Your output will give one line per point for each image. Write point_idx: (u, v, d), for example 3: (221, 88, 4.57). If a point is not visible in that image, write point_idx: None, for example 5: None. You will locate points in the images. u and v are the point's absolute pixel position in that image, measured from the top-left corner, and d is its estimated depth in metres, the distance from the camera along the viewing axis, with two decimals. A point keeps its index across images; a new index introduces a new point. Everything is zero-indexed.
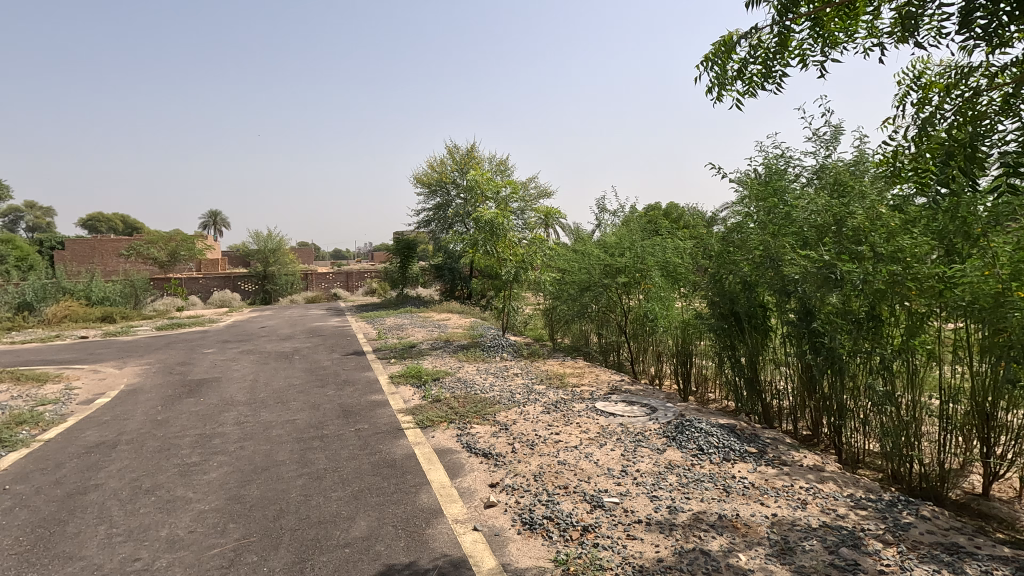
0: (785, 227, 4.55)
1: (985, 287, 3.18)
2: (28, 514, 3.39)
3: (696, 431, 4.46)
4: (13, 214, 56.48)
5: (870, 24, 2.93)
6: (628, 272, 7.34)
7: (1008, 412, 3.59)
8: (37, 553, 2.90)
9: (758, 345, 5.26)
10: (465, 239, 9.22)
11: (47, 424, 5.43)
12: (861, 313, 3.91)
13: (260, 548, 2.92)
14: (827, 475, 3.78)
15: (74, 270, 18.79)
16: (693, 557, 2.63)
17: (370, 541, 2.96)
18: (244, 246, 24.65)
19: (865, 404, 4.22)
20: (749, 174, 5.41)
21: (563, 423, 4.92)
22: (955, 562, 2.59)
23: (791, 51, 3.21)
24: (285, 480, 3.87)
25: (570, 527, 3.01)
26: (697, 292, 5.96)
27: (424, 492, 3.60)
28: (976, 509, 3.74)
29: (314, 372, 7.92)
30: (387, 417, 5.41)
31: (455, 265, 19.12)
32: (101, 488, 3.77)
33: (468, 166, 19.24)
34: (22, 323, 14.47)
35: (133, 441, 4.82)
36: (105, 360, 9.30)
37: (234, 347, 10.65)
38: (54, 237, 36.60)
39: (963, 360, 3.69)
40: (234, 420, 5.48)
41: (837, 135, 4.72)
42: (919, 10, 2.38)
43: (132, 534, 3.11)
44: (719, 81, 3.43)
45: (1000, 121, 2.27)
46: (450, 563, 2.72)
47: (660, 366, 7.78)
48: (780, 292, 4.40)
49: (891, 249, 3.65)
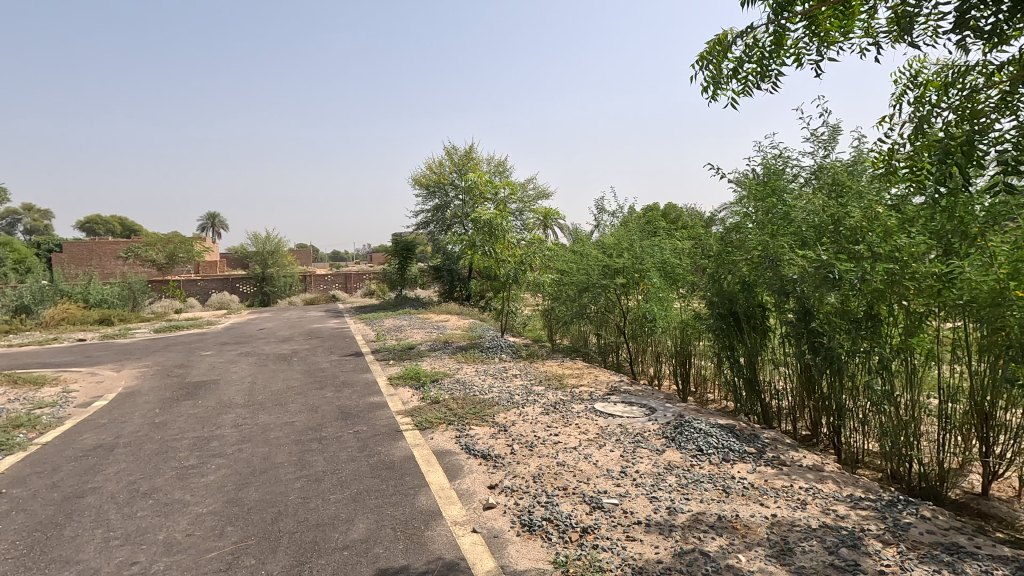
0: (784, 226, 4.52)
1: (985, 286, 3.16)
2: (25, 518, 3.37)
3: (695, 431, 4.46)
4: (10, 218, 56.63)
5: (866, 24, 2.91)
6: (626, 274, 7.37)
7: (1006, 411, 3.59)
8: (33, 558, 2.88)
9: (758, 346, 5.24)
10: (464, 241, 9.18)
11: (45, 427, 5.39)
12: (859, 312, 3.90)
13: (258, 551, 2.91)
14: (826, 475, 3.78)
15: (71, 274, 18.67)
16: (693, 558, 2.63)
17: (369, 543, 2.95)
18: (244, 249, 24.74)
19: (864, 405, 4.21)
20: (748, 175, 5.41)
21: (563, 424, 4.92)
22: (956, 562, 2.58)
23: (786, 50, 3.18)
24: (282, 483, 3.85)
25: (570, 528, 3.00)
26: (696, 292, 5.95)
27: (423, 493, 3.59)
28: (975, 509, 3.73)
29: (312, 374, 7.89)
30: (386, 419, 5.42)
31: (453, 265, 18.97)
32: (99, 491, 3.76)
33: (467, 168, 19.27)
34: (19, 326, 14.30)
35: (131, 444, 4.80)
36: (103, 362, 9.26)
37: (235, 348, 10.75)
38: (50, 240, 36.49)
39: (962, 360, 3.70)
40: (232, 423, 5.46)
41: (835, 134, 4.73)
42: (916, 9, 2.38)
43: (129, 538, 3.09)
44: (713, 80, 3.40)
45: (997, 119, 2.26)
46: (446, 566, 2.71)
47: (660, 366, 7.77)
48: (779, 292, 4.41)
49: (888, 249, 3.64)
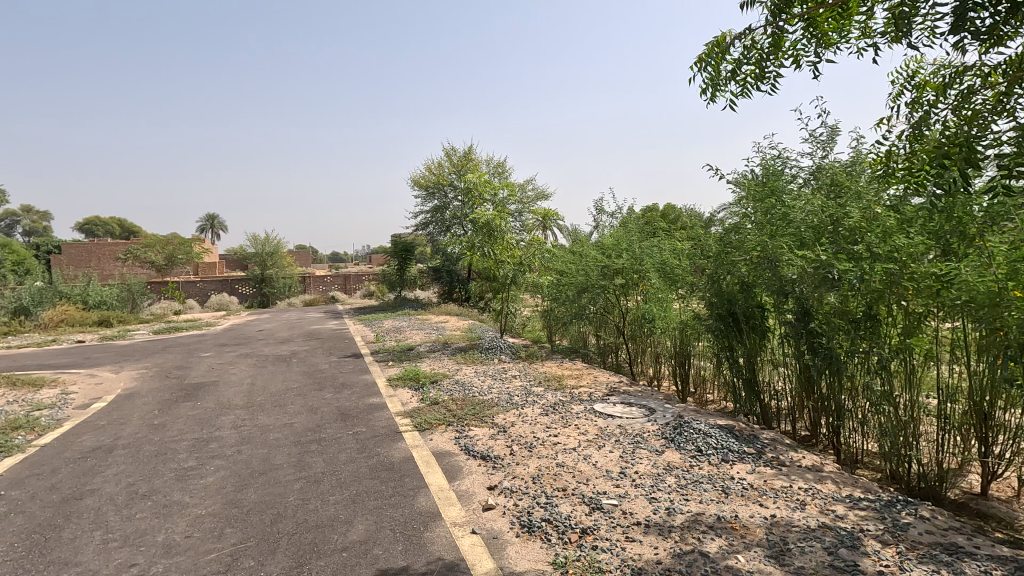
0: (783, 227, 4.52)
1: (982, 287, 3.14)
2: (24, 520, 3.36)
3: (694, 432, 4.47)
4: (9, 219, 56.61)
5: (864, 24, 2.91)
6: (625, 274, 7.35)
7: (1006, 411, 3.59)
8: (32, 560, 2.88)
9: (757, 346, 5.24)
10: (463, 242, 9.19)
11: (44, 429, 5.38)
12: (858, 313, 3.91)
13: (257, 553, 2.90)
14: (825, 475, 3.79)
15: (71, 275, 18.71)
16: (692, 559, 2.63)
17: (367, 544, 2.95)
18: (243, 250, 24.76)
19: (863, 405, 4.21)
20: (747, 175, 5.41)
21: (562, 425, 4.91)
22: (955, 562, 2.58)
23: (784, 51, 3.18)
24: (281, 485, 3.85)
25: (569, 530, 2.99)
26: (695, 293, 5.95)
27: (422, 495, 3.59)
28: (975, 509, 3.73)
29: (311, 375, 7.87)
30: (385, 420, 5.41)
31: (452, 266, 18.96)
32: (97, 493, 3.75)
33: (466, 169, 19.30)
34: (18, 328, 14.28)
35: (130, 445, 4.80)
36: (102, 364, 9.26)
37: (233, 350, 10.74)
38: (48, 241, 36.50)
39: (960, 360, 3.70)
40: (231, 425, 5.45)
41: (833, 135, 4.73)
42: (913, 10, 2.38)
43: (128, 540, 3.08)
44: (712, 82, 3.40)
45: (994, 121, 2.26)
46: (445, 567, 2.70)
47: (659, 367, 7.78)
48: (779, 292, 4.44)
49: (887, 249, 3.64)
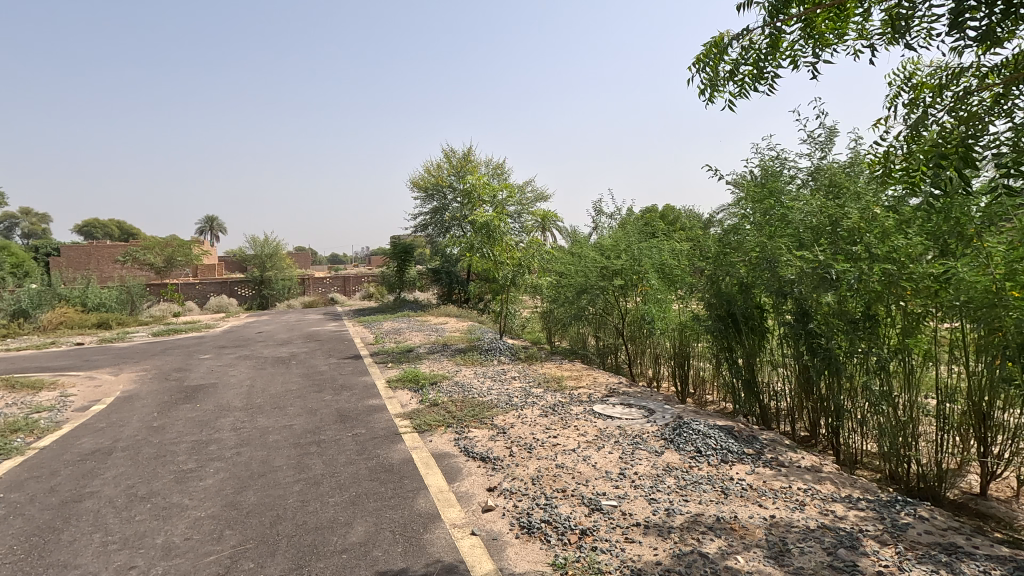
0: (781, 227, 4.54)
1: (980, 286, 3.17)
2: (23, 522, 3.36)
3: (693, 432, 4.47)
4: (9, 221, 56.65)
5: (860, 26, 2.93)
6: (625, 275, 7.34)
7: (1004, 411, 3.60)
8: (31, 562, 2.87)
9: (755, 347, 5.24)
10: (462, 244, 9.18)
11: (42, 431, 5.38)
12: (857, 313, 3.94)
13: (256, 555, 2.90)
14: (824, 475, 3.80)
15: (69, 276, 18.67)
16: (692, 559, 2.63)
17: (367, 547, 2.95)
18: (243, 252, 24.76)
19: (862, 405, 4.21)
20: (745, 176, 5.41)
21: (562, 426, 4.91)
22: (954, 562, 2.58)
23: (782, 52, 3.19)
24: (281, 486, 3.85)
25: (569, 530, 3.00)
26: (694, 294, 5.96)
27: (422, 496, 3.59)
28: (974, 509, 3.74)
29: (310, 377, 7.86)
30: (384, 421, 5.41)
31: (451, 268, 18.99)
32: (96, 496, 3.74)
33: (465, 171, 19.36)
34: (18, 330, 14.30)
35: (129, 448, 4.80)
36: (100, 366, 9.26)
37: (232, 352, 10.74)
38: (49, 242, 36.60)
39: (959, 360, 3.71)
40: (230, 427, 5.45)
41: (831, 136, 4.74)
42: (910, 11, 2.39)
43: (128, 542, 3.08)
44: (710, 82, 3.42)
45: (992, 121, 2.28)
46: (444, 568, 2.70)
47: (658, 369, 7.78)
48: (777, 293, 4.44)
49: (885, 249, 3.64)
